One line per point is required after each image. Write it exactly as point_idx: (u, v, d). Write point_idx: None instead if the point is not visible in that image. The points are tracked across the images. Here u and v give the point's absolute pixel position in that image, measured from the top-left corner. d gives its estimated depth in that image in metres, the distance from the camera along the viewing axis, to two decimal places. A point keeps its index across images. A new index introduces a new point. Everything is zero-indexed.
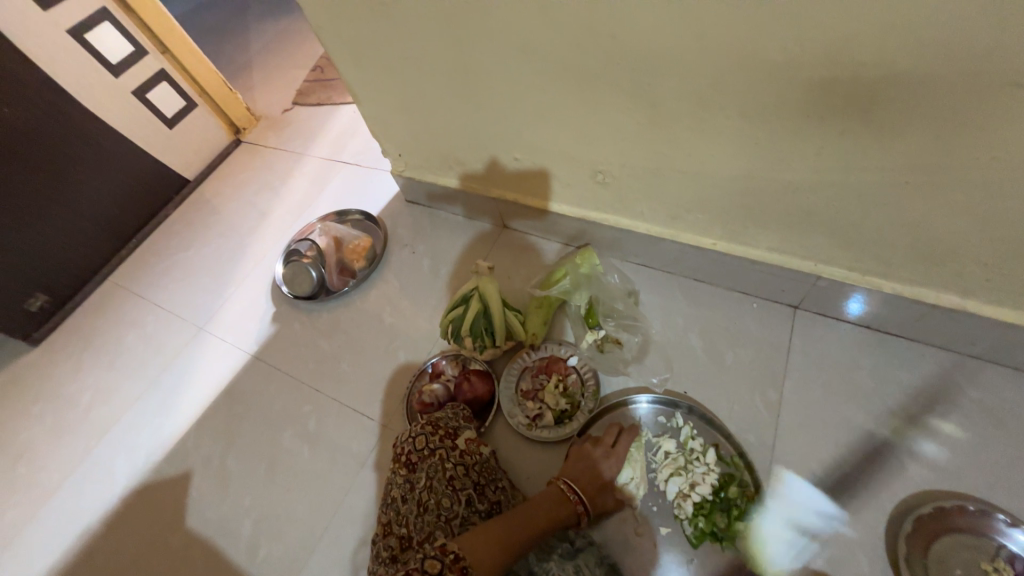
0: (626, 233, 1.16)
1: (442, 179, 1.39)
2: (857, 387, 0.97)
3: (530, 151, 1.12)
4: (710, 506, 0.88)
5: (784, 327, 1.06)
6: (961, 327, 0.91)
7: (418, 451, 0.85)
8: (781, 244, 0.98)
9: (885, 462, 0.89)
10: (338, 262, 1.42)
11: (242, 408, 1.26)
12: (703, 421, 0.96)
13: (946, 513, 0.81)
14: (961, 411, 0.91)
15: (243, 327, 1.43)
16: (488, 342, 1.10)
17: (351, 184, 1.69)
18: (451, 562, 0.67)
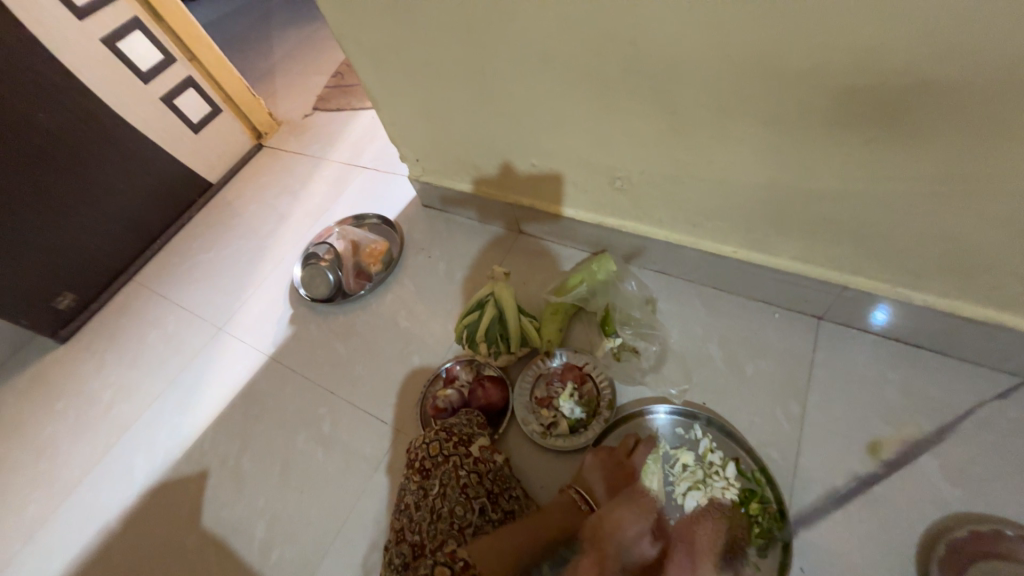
0: (642, 239, 1.15)
1: (458, 184, 1.39)
2: (884, 402, 0.93)
3: (546, 157, 1.12)
4: (731, 523, 0.84)
5: (807, 338, 1.03)
6: (997, 342, 0.87)
7: (432, 458, 0.85)
8: (805, 254, 0.95)
9: (915, 482, 0.85)
10: (355, 265, 1.44)
11: (258, 409, 1.27)
12: (722, 433, 0.94)
13: (984, 539, 0.76)
14: (997, 431, 0.87)
15: (261, 328, 1.45)
16: (503, 348, 1.10)
17: (368, 189, 1.71)
18: (459, 569, 0.71)
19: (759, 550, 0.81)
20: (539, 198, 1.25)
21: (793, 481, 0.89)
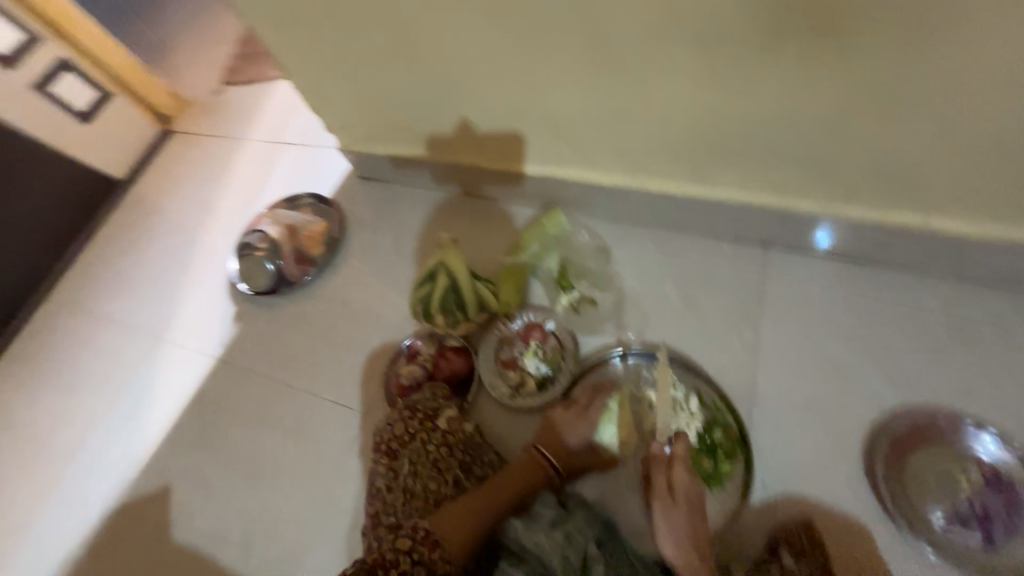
0: (590, 187, 1.12)
1: (393, 150, 1.32)
2: (830, 318, 0.97)
3: (481, 108, 1.06)
4: (696, 451, 0.87)
5: (756, 266, 1.05)
6: (927, 246, 0.91)
7: (399, 437, 0.84)
8: (748, 180, 0.95)
9: (862, 387, 0.90)
10: (294, 251, 1.35)
11: (215, 414, 1.21)
12: (682, 368, 0.97)
13: (920, 428, 0.84)
14: (931, 329, 0.92)
15: (204, 330, 1.35)
16: (461, 317, 1.06)
17: (298, 166, 1.57)
18: (422, 538, 0.69)
19: (726, 473, 0.85)
20: (480, 155, 1.19)
21: (754, 406, 0.92)
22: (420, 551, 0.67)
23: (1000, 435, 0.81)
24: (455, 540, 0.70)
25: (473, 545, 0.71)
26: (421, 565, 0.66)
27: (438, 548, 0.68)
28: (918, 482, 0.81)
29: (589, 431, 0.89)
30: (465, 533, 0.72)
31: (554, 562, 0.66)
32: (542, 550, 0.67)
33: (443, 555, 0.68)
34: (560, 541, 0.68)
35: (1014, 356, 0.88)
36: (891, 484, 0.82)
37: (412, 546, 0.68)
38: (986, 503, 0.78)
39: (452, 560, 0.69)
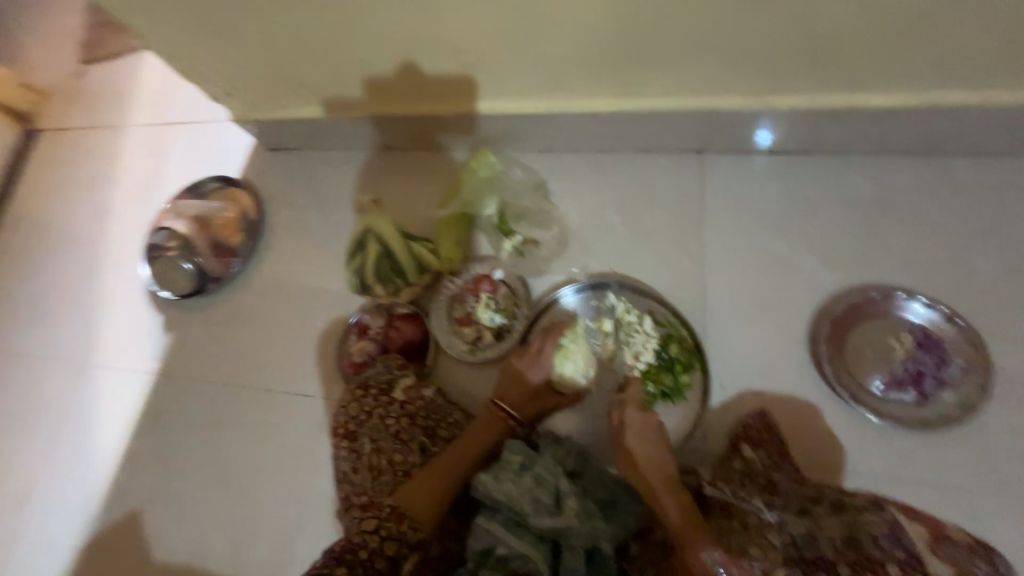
0: (513, 118, 1.04)
1: (297, 111, 1.20)
2: (767, 214, 0.97)
3: (377, 45, 0.96)
4: (657, 369, 0.88)
5: (694, 175, 1.02)
6: (854, 126, 0.89)
7: (356, 419, 0.83)
8: (671, 84, 0.90)
9: (803, 277, 0.91)
10: (210, 244, 1.22)
11: (167, 429, 1.14)
12: (635, 291, 0.95)
13: (857, 307, 0.86)
14: (864, 210, 0.93)
15: (134, 346, 1.24)
16: (401, 283, 1.01)
17: (193, 148, 1.39)
18: (388, 514, 0.70)
19: (685, 384, 0.87)
20: (391, 101, 1.09)
21: (705, 315, 0.93)
22: (387, 527, 0.69)
23: (930, 300, 0.84)
24: (421, 507, 0.71)
25: (443, 509, 0.73)
26: (392, 539, 0.69)
27: (405, 519, 0.70)
28: (857, 357, 0.84)
29: (546, 371, 0.89)
30: (433, 498, 0.73)
31: (523, 506, 0.67)
32: (510, 498, 0.68)
33: (411, 524, 0.70)
34: (528, 484, 0.69)
35: (936, 222, 0.90)
36: (835, 364, 0.84)
37: (380, 524, 0.70)
38: (918, 365, 0.81)
39: (422, 527, 0.70)
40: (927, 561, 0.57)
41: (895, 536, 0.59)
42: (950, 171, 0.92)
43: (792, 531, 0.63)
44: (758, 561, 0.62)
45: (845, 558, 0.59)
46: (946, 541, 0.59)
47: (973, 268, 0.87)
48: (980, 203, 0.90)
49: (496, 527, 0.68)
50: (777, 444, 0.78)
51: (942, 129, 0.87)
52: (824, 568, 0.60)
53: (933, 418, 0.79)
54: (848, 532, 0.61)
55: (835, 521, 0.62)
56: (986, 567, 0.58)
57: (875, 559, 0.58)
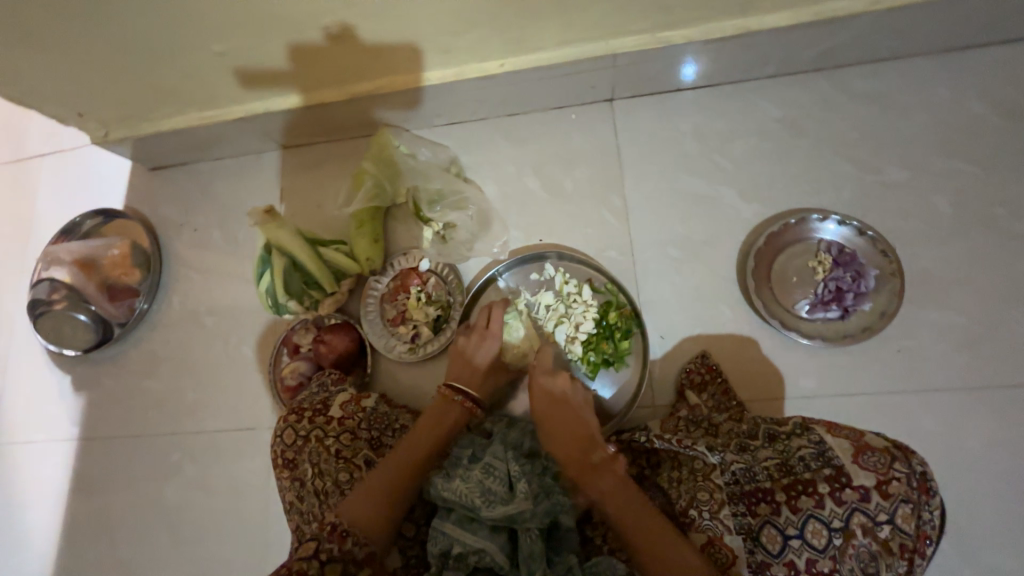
0: (408, 94, 0.96)
1: (168, 122, 1.06)
2: (684, 155, 0.94)
3: (232, 35, 0.84)
4: (598, 338, 0.86)
5: (607, 126, 0.98)
6: (753, 50, 0.87)
7: (292, 446, 0.77)
8: (562, 32, 0.84)
9: (723, 215, 0.91)
10: (104, 286, 1.08)
11: (103, 495, 1.06)
12: (572, 261, 0.92)
13: (777, 236, 0.87)
14: (775, 135, 0.92)
15: (45, 413, 1.12)
16: (319, 294, 0.95)
17: (61, 181, 1.22)
18: (329, 533, 0.65)
19: (625, 350, 0.86)
20: (271, 94, 0.98)
21: (637, 269, 0.92)
22: (328, 549, 0.64)
23: (842, 217, 0.85)
24: (365, 519, 0.66)
25: (390, 518, 0.68)
26: (335, 560, 0.63)
27: (348, 536, 0.65)
28: (783, 284, 0.85)
29: (498, 344, 0.85)
30: (379, 509, 0.68)
31: (475, 500, 0.64)
32: (460, 496, 0.65)
33: (357, 541, 0.65)
34: (477, 477, 0.66)
35: (845, 136, 0.90)
36: (763, 295, 0.85)
37: (319, 546, 0.64)
38: (837, 282, 0.81)
39: (369, 541, 0.66)
40: (851, 472, 0.59)
41: (823, 454, 0.61)
42: (854, 81, 0.91)
43: (734, 469, 0.63)
44: (705, 505, 0.62)
45: (781, 484, 0.61)
46: (868, 449, 0.61)
47: (883, 177, 0.87)
48: (886, 109, 0.89)
49: (451, 528, 0.64)
50: (716, 384, 0.82)
51: (839, 40, 0.85)
52: (765, 498, 0.61)
53: (857, 330, 0.81)
54: (782, 459, 0.62)
55: (770, 451, 0.64)
56: (905, 468, 0.59)
57: (805, 480, 0.60)
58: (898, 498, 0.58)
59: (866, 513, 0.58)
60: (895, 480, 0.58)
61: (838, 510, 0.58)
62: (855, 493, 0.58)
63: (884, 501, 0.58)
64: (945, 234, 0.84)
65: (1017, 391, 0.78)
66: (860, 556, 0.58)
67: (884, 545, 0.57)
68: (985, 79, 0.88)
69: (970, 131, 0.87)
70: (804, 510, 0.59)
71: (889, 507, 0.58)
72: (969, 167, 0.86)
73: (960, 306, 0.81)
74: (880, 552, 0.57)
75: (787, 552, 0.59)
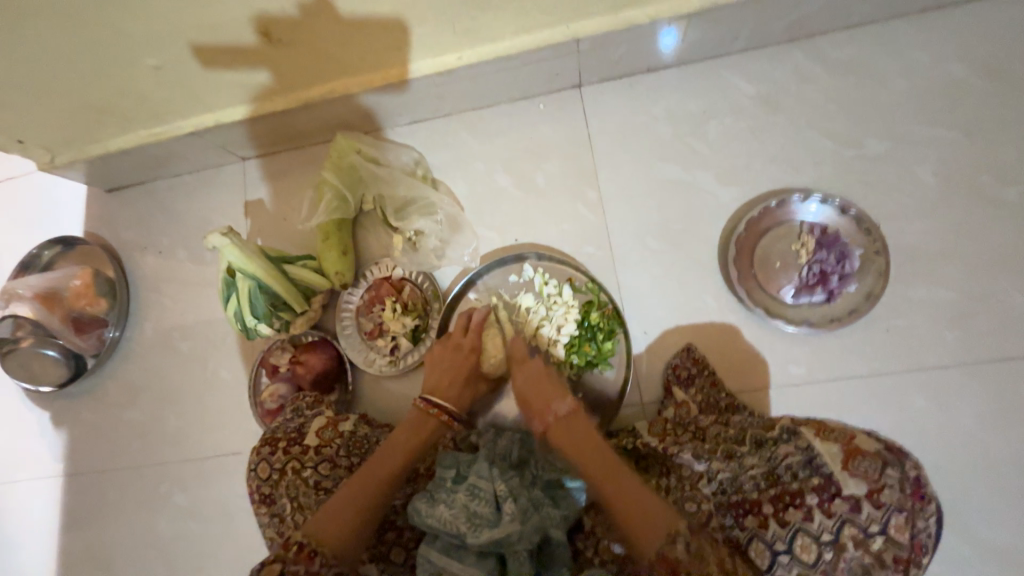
0: (363, 96, 0.91)
1: (115, 143, 1.00)
2: (657, 140, 0.90)
3: (167, 45, 0.79)
4: (579, 340, 0.84)
5: (577, 115, 0.94)
6: (720, 24, 0.82)
7: (269, 480, 0.76)
8: (517, 18, 0.79)
9: (701, 200, 0.88)
10: (70, 319, 1.03)
11: (95, 529, 1.04)
12: (552, 261, 0.89)
13: (757, 221, 0.83)
14: (750, 113, 0.88)
15: (27, 452, 1.09)
16: (290, 315, 0.91)
17: (14, 211, 1.17)
18: (296, 552, 0.62)
19: (609, 351, 0.83)
20: (220, 105, 0.93)
21: (616, 264, 0.89)
22: (295, 569, 0.61)
23: (824, 196, 0.81)
24: (335, 537, 0.64)
25: (362, 540, 0.66)
26: None
27: (316, 555, 0.62)
28: (768, 270, 0.82)
29: (477, 352, 0.82)
30: (350, 529, 0.65)
31: (459, 526, 0.62)
32: (445, 522, 0.63)
33: (325, 560, 0.62)
34: (462, 500, 0.65)
35: (823, 109, 0.86)
36: (747, 283, 0.83)
37: (284, 568, 0.61)
38: (821, 264, 0.78)
39: (338, 560, 0.63)
40: (841, 481, 0.58)
41: (811, 462, 0.60)
42: (828, 49, 0.86)
43: (721, 478, 0.62)
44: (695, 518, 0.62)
45: (768, 496, 0.60)
46: (859, 454, 0.59)
47: (864, 149, 0.84)
48: (864, 77, 0.85)
49: (437, 555, 0.63)
50: (703, 378, 0.80)
51: (811, 7, 0.80)
52: (753, 510, 0.60)
53: (843, 312, 0.79)
54: (768, 468, 0.61)
55: (756, 459, 0.62)
56: (897, 473, 0.59)
57: (793, 491, 0.59)
58: (890, 507, 0.57)
59: (857, 524, 0.57)
60: (886, 488, 0.57)
61: (828, 522, 0.57)
62: (845, 503, 0.57)
63: (876, 511, 0.57)
64: (930, 206, 0.81)
65: (1008, 364, 0.76)
66: (853, 569, 0.56)
67: (877, 557, 0.56)
68: (966, 38, 0.83)
69: (952, 95, 0.83)
70: (792, 524, 0.58)
71: (881, 516, 0.57)
72: (952, 133, 0.82)
73: (948, 281, 0.79)
74: (873, 565, 0.56)
75: (776, 567, 0.58)
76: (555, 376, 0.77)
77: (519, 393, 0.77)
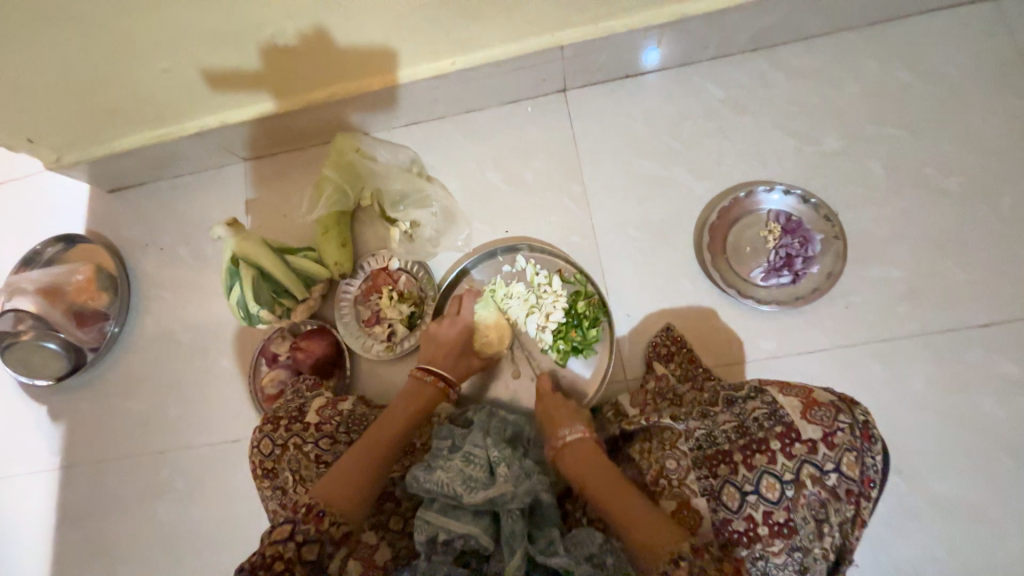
0: (363, 98, 0.97)
1: (122, 143, 1.05)
2: (637, 139, 0.98)
3: (180, 51, 0.84)
4: (567, 327, 0.89)
5: (563, 116, 1.01)
6: (691, 34, 0.91)
7: (271, 455, 0.80)
8: (508, 27, 0.87)
9: (678, 193, 0.95)
10: (72, 312, 1.06)
11: (92, 522, 1.05)
12: (543, 252, 0.95)
13: (728, 210, 0.91)
14: (720, 113, 0.96)
15: (24, 447, 1.10)
16: (291, 302, 0.96)
17: (17, 210, 1.20)
18: (306, 514, 0.66)
19: (593, 337, 0.89)
20: (227, 107, 0.98)
21: (600, 252, 0.95)
22: (305, 529, 0.64)
23: (787, 186, 0.89)
24: (340, 499, 0.67)
25: (368, 504, 0.70)
26: (311, 541, 0.64)
27: (325, 515, 0.65)
28: (739, 255, 0.90)
29: (468, 330, 0.88)
30: (355, 492, 0.69)
31: (455, 488, 0.66)
32: (442, 485, 0.66)
33: (334, 520, 0.66)
34: (458, 465, 0.69)
35: (785, 110, 0.94)
36: (719, 267, 0.90)
37: (295, 528, 0.64)
38: (786, 248, 0.86)
39: (345, 520, 0.67)
40: (800, 427, 0.65)
41: (775, 413, 0.66)
42: (788, 58, 0.96)
43: (697, 435, 0.67)
44: (674, 473, 0.68)
45: (738, 445, 0.66)
46: (816, 404, 0.66)
47: (822, 146, 0.92)
48: (820, 82, 0.94)
49: (434, 516, 0.66)
50: (683, 354, 0.85)
51: (769, 19, 0.90)
52: (724, 459, 0.66)
53: (807, 292, 0.86)
54: (739, 421, 0.67)
55: (729, 414, 0.68)
56: (849, 418, 0.65)
57: (759, 439, 0.65)
58: (843, 447, 0.64)
59: (814, 463, 0.64)
60: (839, 431, 0.64)
61: (789, 464, 0.64)
62: (804, 446, 0.64)
63: (830, 451, 0.64)
64: (882, 196, 0.89)
65: (956, 337, 0.83)
66: (811, 504, 0.63)
67: (832, 491, 0.63)
68: (908, 49, 0.93)
69: (899, 98, 0.92)
70: (759, 467, 0.65)
71: (835, 455, 0.64)
72: (900, 132, 0.91)
73: (900, 262, 0.87)
74: (829, 499, 0.63)
75: (744, 507, 0.64)
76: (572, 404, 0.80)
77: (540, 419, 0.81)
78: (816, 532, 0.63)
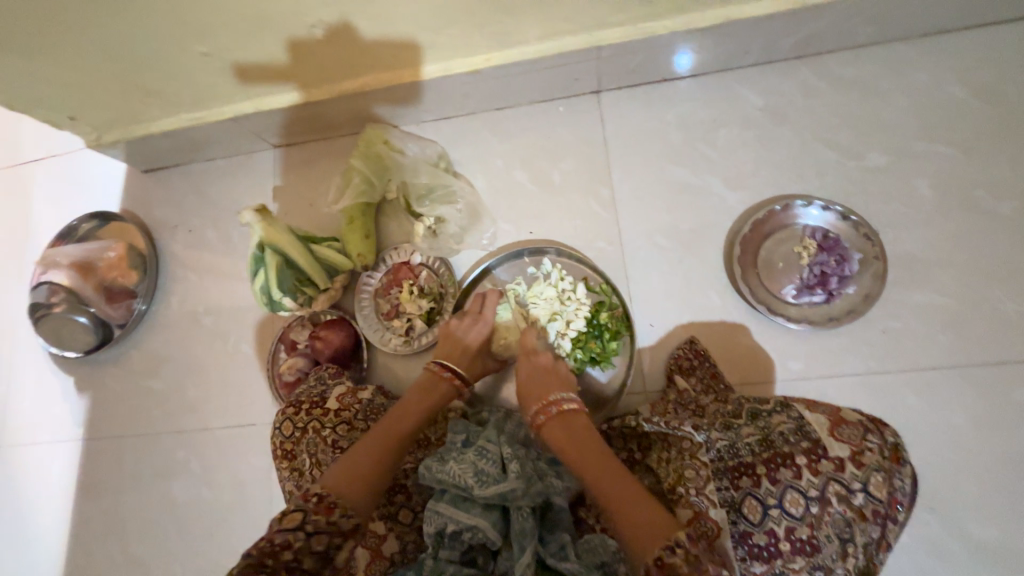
0: (396, 90, 0.97)
1: (159, 125, 1.07)
2: (669, 145, 0.95)
3: (219, 35, 0.85)
4: (586, 337, 0.85)
5: (595, 118, 0.99)
6: (734, 39, 0.88)
7: (291, 438, 0.81)
8: (546, 24, 0.85)
9: (710, 202, 0.92)
10: (102, 288, 1.09)
11: (112, 494, 1.08)
12: (571, 258, 0.93)
13: (763, 223, 0.88)
14: (758, 123, 0.93)
15: (51, 416, 1.13)
16: (313, 291, 0.97)
17: (57, 185, 1.23)
18: (316, 504, 0.65)
19: (614, 351, 0.85)
20: (262, 93, 0.99)
21: (625, 259, 0.93)
22: (315, 519, 0.63)
23: (826, 202, 0.86)
24: (350, 490, 0.67)
25: (376, 498, 0.70)
26: (320, 532, 0.63)
27: (335, 506, 0.65)
28: (771, 271, 0.86)
29: (488, 327, 0.86)
30: (364, 480, 0.69)
31: (467, 480, 0.65)
32: (454, 476, 0.66)
33: (343, 512, 0.65)
34: (471, 459, 0.68)
35: (828, 122, 0.91)
36: (749, 282, 0.87)
37: (305, 518, 0.63)
38: (823, 266, 0.82)
39: (354, 511, 0.66)
40: (828, 444, 0.64)
41: (801, 429, 0.65)
42: (834, 68, 0.92)
43: (719, 446, 0.66)
44: (693, 481, 0.64)
45: (761, 458, 0.64)
46: (844, 424, 0.66)
47: (866, 161, 0.88)
48: (867, 94, 0.90)
49: (444, 507, 0.65)
50: (705, 369, 0.83)
51: (819, 25, 0.86)
52: (747, 471, 0.64)
53: (840, 313, 0.83)
54: (763, 435, 0.66)
55: (752, 428, 0.67)
56: (877, 439, 0.65)
57: (784, 453, 0.64)
58: (871, 467, 0.63)
59: (841, 481, 0.62)
60: (868, 451, 0.64)
61: (814, 480, 0.62)
62: (831, 463, 0.63)
63: (857, 470, 0.63)
64: (927, 217, 0.85)
65: (1000, 369, 0.79)
66: (836, 523, 0.61)
67: (858, 511, 0.62)
68: (965, 63, 0.88)
69: (950, 115, 0.88)
70: (783, 481, 0.63)
71: (863, 475, 0.62)
72: (950, 150, 0.87)
73: (943, 287, 0.82)
74: (854, 518, 0.62)
75: (767, 521, 0.62)
76: (564, 371, 0.80)
77: (522, 384, 0.79)
78: (840, 552, 0.61)
